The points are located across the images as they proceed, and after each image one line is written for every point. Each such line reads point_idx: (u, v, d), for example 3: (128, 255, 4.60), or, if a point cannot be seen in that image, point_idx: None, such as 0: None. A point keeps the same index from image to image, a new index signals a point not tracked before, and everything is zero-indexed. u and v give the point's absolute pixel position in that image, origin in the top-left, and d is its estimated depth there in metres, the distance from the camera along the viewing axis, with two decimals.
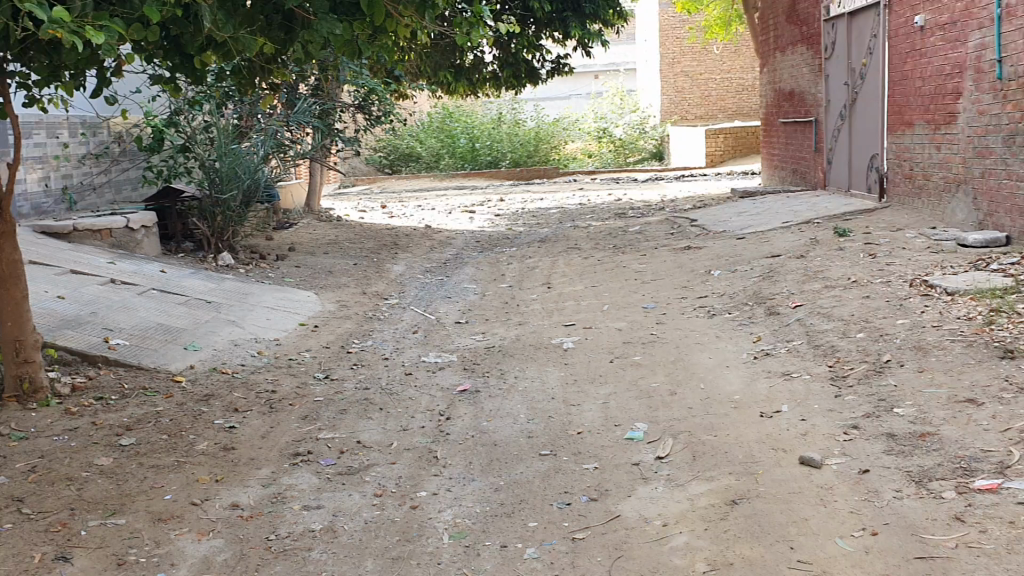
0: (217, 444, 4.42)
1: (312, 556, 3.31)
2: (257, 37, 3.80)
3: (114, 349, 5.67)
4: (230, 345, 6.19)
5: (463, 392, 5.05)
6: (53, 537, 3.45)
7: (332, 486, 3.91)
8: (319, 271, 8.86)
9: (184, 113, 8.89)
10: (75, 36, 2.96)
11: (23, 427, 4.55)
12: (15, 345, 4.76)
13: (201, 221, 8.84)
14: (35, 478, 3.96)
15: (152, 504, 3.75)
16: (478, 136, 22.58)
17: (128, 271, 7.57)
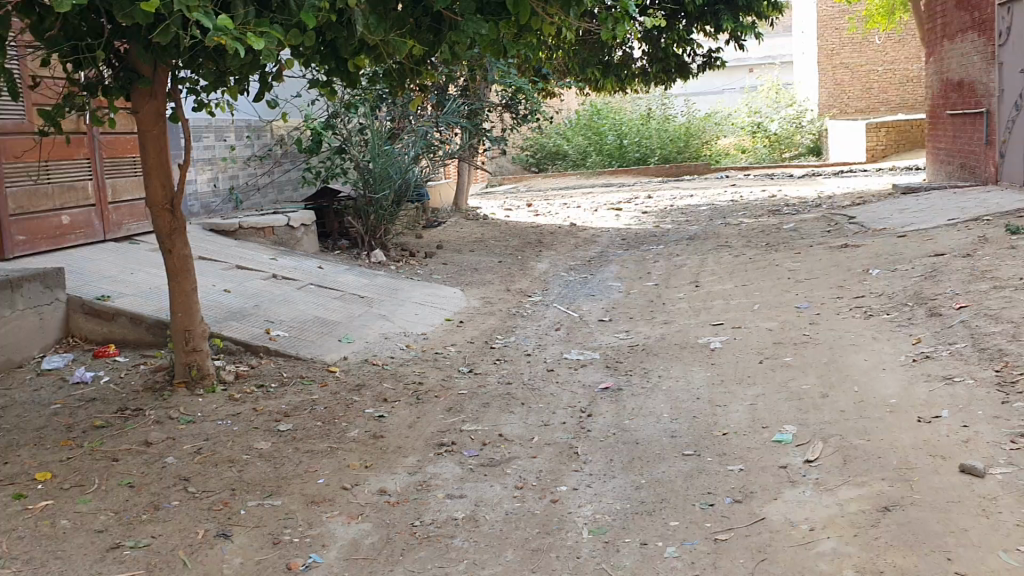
0: (367, 432, 4.59)
1: (454, 544, 3.38)
2: (408, 39, 3.90)
3: (275, 340, 5.97)
4: (381, 338, 6.41)
5: (605, 391, 5.04)
6: (215, 515, 3.67)
7: (474, 477, 3.99)
8: (466, 269, 9.03)
9: (340, 116, 9.23)
10: (238, 43, 3.12)
11: (191, 411, 4.86)
12: (185, 334, 5.09)
13: (356, 220, 9.22)
14: (201, 459, 4.22)
15: (306, 486, 3.93)
16: (626, 133, 22.41)
17: (288, 266, 7.94)
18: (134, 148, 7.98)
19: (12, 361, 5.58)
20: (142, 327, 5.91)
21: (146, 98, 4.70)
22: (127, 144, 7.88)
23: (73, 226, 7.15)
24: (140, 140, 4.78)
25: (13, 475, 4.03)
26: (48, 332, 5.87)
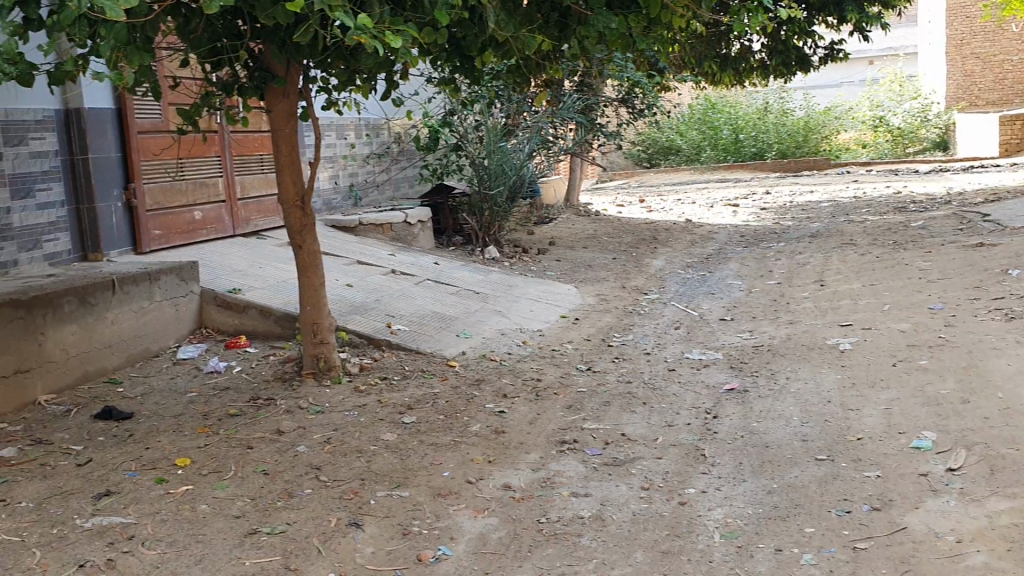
0: (489, 427, 4.60)
1: (583, 543, 3.36)
2: (537, 34, 3.88)
3: (396, 334, 6.07)
4: (498, 334, 6.43)
5: (730, 391, 4.94)
6: (346, 504, 3.74)
7: (599, 475, 3.95)
8: (580, 266, 8.99)
9: (457, 113, 9.28)
10: (376, 41, 3.17)
11: (319, 401, 4.99)
12: (313, 326, 5.22)
13: (471, 216, 9.32)
14: (330, 449, 4.32)
15: (432, 479, 3.97)
16: (742, 127, 21.87)
17: (405, 262, 8.05)
18: (261, 146, 8.24)
19: (151, 350, 5.84)
20: (271, 320, 6.10)
21: (279, 97, 4.85)
22: (255, 143, 8.14)
23: (205, 222, 7.43)
24: (273, 138, 4.94)
25: (155, 459, 4.21)
26: (184, 322, 6.12)
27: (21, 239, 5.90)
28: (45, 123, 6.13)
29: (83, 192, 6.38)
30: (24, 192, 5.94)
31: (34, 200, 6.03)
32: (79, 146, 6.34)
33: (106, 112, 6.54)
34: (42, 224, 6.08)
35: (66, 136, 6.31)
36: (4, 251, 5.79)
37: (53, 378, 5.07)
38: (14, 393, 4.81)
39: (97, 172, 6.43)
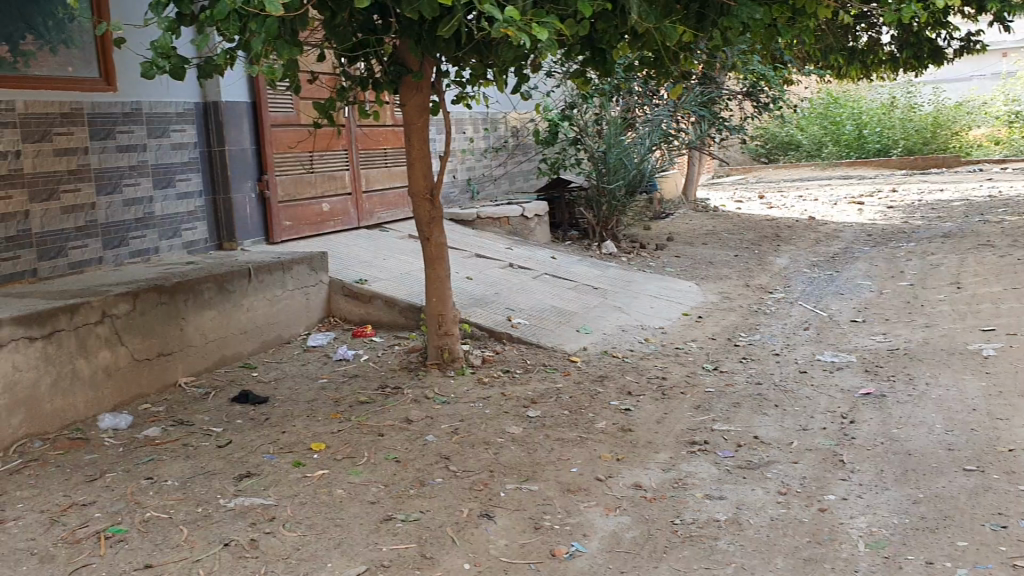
0: (615, 425, 4.55)
1: (719, 546, 3.29)
2: (679, 25, 3.80)
3: (517, 327, 6.08)
4: (619, 330, 6.38)
5: (866, 396, 4.77)
6: (476, 495, 3.76)
7: (733, 478, 3.86)
8: (700, 262, 8.84)
9: (577, 107, 9.21)
10: (523, 33, 3.17)
11: (445, 392, 5.03)
12: (438, 318, 5.27)
13: (589, 210, 9.29)
14: (458, 440, 4.35)
15: (561, 474, 3.95)
16: (867, 123, 21.28)
17: (523, 256, 8.07)
18: (386, 140, 8.36)
19: (282, 337, 6.02)
20: (396, 310, 6.23)
21: (413, 90, 4.91)
22: (380, 137, 8.26)
23: (332, 213, 7.61)
24: (406, 132, 5.01)
25: (291, 443, 4.36)
26: (313, 311, 6.32)
27: (162, 227, 6.17)
28: (186, 115, 6.38)
29: (219, 183, 6.62)
30: (165, 182, 6.19)
31: (175, 189, 6.28)
32: (217, 138, 6.56)
33: (242, 106, 6.75)
34: (181, 213, 6.34)
35: (205, 128, 6.55)
36: (146, 238, 6.06)
37: (192, 361, 5.28)
38: (157, 374, 5.02)
39: (233, 164, 6.65)
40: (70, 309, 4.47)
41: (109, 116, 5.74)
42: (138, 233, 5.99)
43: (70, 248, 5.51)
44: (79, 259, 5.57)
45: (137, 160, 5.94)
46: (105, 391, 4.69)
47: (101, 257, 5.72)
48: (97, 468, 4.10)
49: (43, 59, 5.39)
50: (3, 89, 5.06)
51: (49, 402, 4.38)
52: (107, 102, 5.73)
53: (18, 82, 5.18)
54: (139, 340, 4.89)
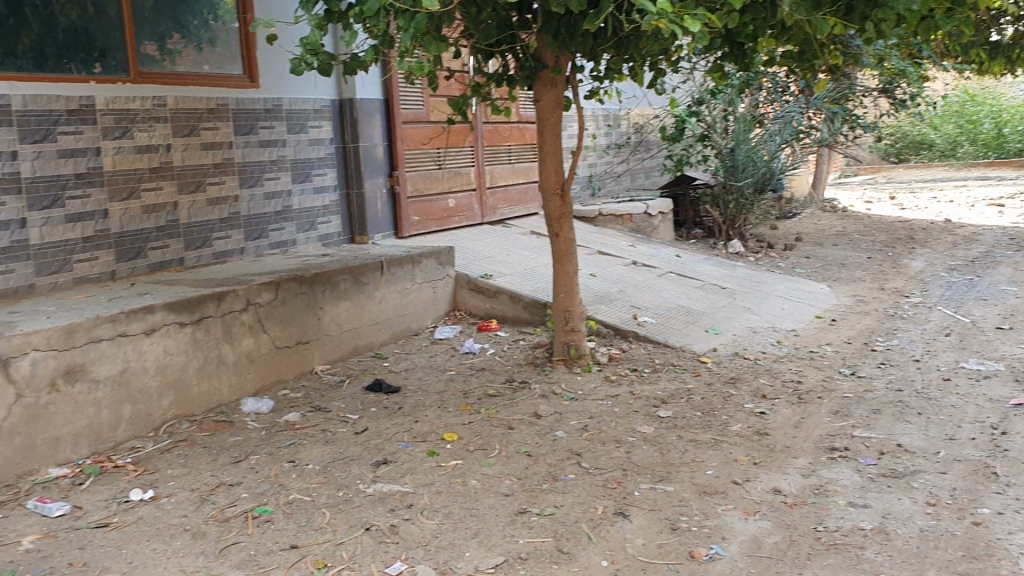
0: (751, 428, 4.45)
1: (866, 555, 3.18)
2: (830, 17, 3.70)
3: (644, 326, 6.02)
4: (750, 331, 6.25)
5: (1018, 406, 4.54)
6: (610, 493, 3.74)
7: (877, 487, 3.73)
8: (831, 264, 8.59)
9: (705, 103, 9.06)
10: (674, 26, 3.14)
11: (573, 388, 5.02)
12: (565, 314, 5.26)
13: (715, 208, 9.14)
14: (589, 437, 4.34)
15: (696, 476, 3.89)
16: (1007, 122, 20.25)
17: (648, 253, 7.99)
18: (511, 136, 8.41)
19: (411, 329, 6.14)
20: (520, 306, 6.24)
21: (548, 86, 4.92)
22: (505, 133, 8.31)
23: (458, 209, 7.70)
24: (538, 127, 5.02)
25: (425, 433, 4.43)
26: (440, 305, 6.42)
27: (298, 220, 6.37)
28: (322, 112, 6.55)
29: (353, 178, 6.79)
30: (303, 176, 6.39)
31: (311, 184, 6.48)
32: (351, 134, 6.73)
33: (375, 103, 6.91)
34: (317, 207, 6.53)
35: (340, 124, 6.73)
36: (284, 231, 6.27)
37: (328, 350, 5.43)
38: (296, 361, 5.19)
39: (365, 159, 6.80)
40: (217, 297, 4.65)
41: (252, 112, 5.94)
42: (277, 226, 6.20)
43: (214, 238, 5.74)
44: (222, 249, 5.80)
45: (277, 155, 6.14)
46: (247, 375, 4.87)
47: (242, 247, 5.94)
48: (241, 450, 4.26)
49: (191, 58, 5.62)
50: (156, 86, 5.31)
51: (197, 385, 4.58)
52: (250, 98, 5.93)
53: (170, 80, 5.41)
54: (279, 329, 5.05)
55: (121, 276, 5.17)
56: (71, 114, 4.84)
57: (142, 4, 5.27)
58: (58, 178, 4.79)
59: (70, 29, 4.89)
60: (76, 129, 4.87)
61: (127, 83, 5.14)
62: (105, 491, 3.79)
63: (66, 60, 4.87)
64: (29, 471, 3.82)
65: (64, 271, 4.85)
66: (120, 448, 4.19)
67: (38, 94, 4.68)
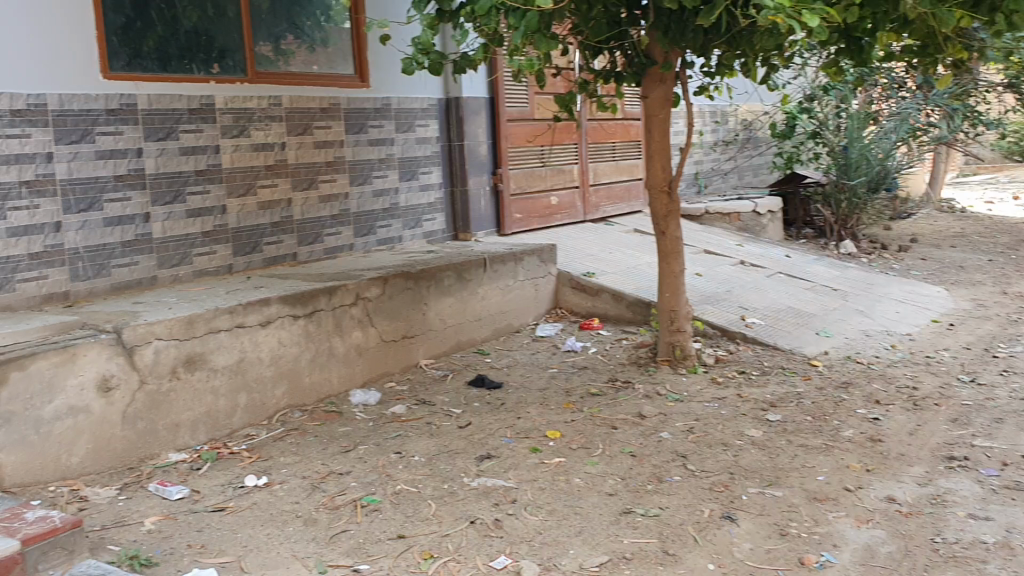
0: (863, 434, 4.32)
1: (989, 570, 3.05)
2: (957, 9, 3.56)
3: (752, 327, 5.91)
4: (862, 335, 6.06)
5: None
6: (717, 496, 3.69)
7: (1000, 499, 3.57)
8: (949, 266, 8.27)
9: (818, 99, 8.83)
10: (792, 20, 3.10)
11: (678, 389, 4.97)
12: (671, 314, 5.21)
13: (826, 208, 8.91)
14: (695, 439, 4.29)
15: (806, 481, 3.80)
16: None
17: (755, 253, 7.84)
18: (615, 133, 8.36)
19: (513, 325, 6.18)
20: (624, 305, 6.20)
21: (655, 83, 4.89)
22: (610, 130, 8.28)
23: (561, 207, 7.71)
24: (646, 124, 4.98)
25: (528, 429, 4.46)
26: (542, 302, 6.44)
27: (404, 217, 6.48)
28: (430, 110, 6.65)
29: (457, 175, 6.86)
30: (409, 174, 6.49)
31: (417, 181, 6.58)
32: (457, 132, 6.81)
33: (481, 101, 6.97)
34: (422, 204, 6.64)
35: (446, 122, 6.81)
36: (391, 227, 6.39)
37: (432, 345, 5.51)
38: (401, 355, 5.28)
39: (471, 157, 6.87)
40: (329, 290, 4.77)
41: (362, 111, 6.07)
42: (384, 223, 6.32)
43: (325, 234, 5.89)
44: (332, 245, 5.94)
45: (385, 152, 6.26)
46: (355, 368, 4.98)
47: (351, 243, 6.07)
48: (350, 440, 4.36)
49: (305, 58, 5.78)
50: (272, 86, 5.48)
51: (308, 376, 4.71)
52: (361, 97, 6.06)
53: (285, 80, 5.57)
54: (386, 323, 5.15)
55: (238, 269, 5.35)
56: (193, 113, 5.04)
57: (260, 7, 5.45)
58: (180, 175, 5.00)
59: (192, 31, 5.08)
60: (197, 128, 5.06)
61: (244, 83, 5.32)
62: (221, 476, 3.93)
63: (188, 61, 5.07)
64: (150, 455, 4.00)
65: (184, 264, 5.05)
66: (235, 435, 4.35)
67: (162, 94, 4.88)
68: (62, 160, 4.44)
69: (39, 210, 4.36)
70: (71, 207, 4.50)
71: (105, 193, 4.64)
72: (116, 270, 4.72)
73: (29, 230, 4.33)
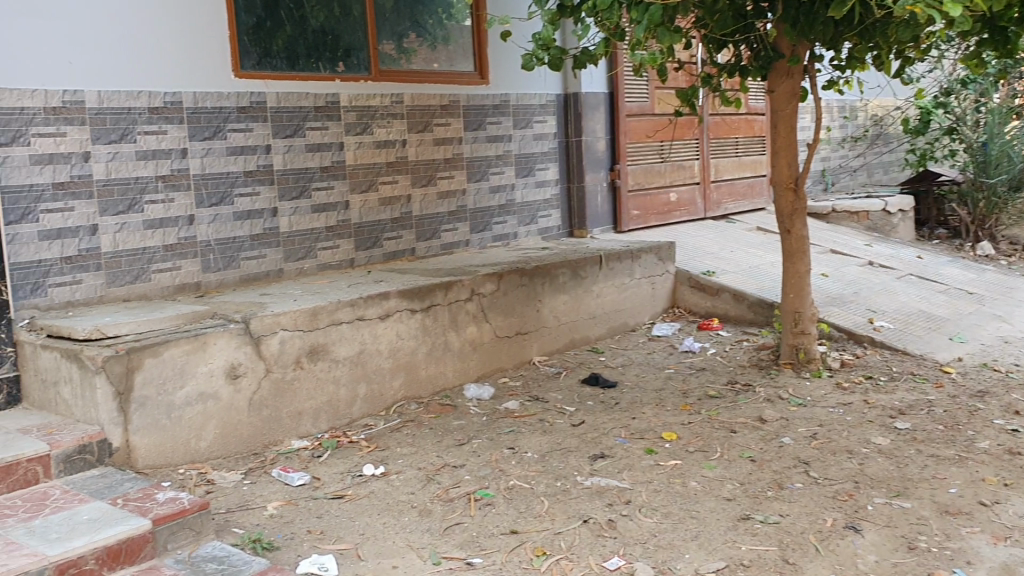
0: (1001, 446, 4.09)
1: None
2: None
3: (881, 331, 5.66)
4: (1001, 341, 5.74)
5: None
6: (841, 505, 3.55)
7: None
8: None
9: (956, 93, 8.41)
10: (932, 10, 2.93)
11: (801, 394, 4.81)
12: (795, 316, 5.04)
13: (962, 207, 8.48)
14: (818, 445, 4.14)
15: (937, 493, 3.61)
16: None
17: (885, 254, 7.53)
18: (739, 129, 8.16)
19: (629, 324, 6.11)
20: (745, 305, 6.05)
21: (783, 77, 4.73)
22: (734, 125, 8.08)
23: (680, 203, 7.59)
24: (773, 119, 4.84)
25: (643, 430, 4.39)
26: (659, 301, 6.35)
27: (521, 213, 6.49)
28: (548, 106, 6.64)
29: (574, 172, 6.83)
30: (526, 170, 6.50)
31: (534, 177, 6.58)
32: (575, 129, 6.78)
33: (600, 96, 6.91)
34: (539, 200, 6.63)
35: (564, 118, 6.79)
36: (508, 224, 6.41)
37: (547, 342, 5.50)
38: (516, 351, 5.29)
39: (588, 153, 6.83)
40: (445, 286, 4.82)
41: (481, 108, 6.11)
42: (501, 219, 6.35)
43: (443, 230, 5.95)
44: (450, 240, 6.00)
45: (503, 149, 6.29)
46: (471, 362, 5.02)
47: (468, 239, 6.12)
48: (464, 433, 4.39)
49: (426, 55, 5.84)
50: (395, 84, 5.56)
51: (424, 369, 4.77)
52: (480, 94, 6.10)
53: (406, 77, 5.65)
54: (502, 319, 5.17)
55: (359, 264, 5.47)
56: (318, 110, 5.16)
57: (384, 6, 5.53)
58: (306, 171, 5.13)
59: (319, 30, 5.19)
60: (322, 126, 5.19)
61: (368, 81, 5.42)
62: (340, 464, 4.02)
63: (315, 59, 5.19)
64: (274, 442, 4.12)
65: (309, 258, 5.19)
66: (355, 425, 4.44)
67: (289, 92, 5.02)
68: (196, 156, 4.63)
69: (174, 203, 4.55)
70: (203, 201, 4.68)
71: (235, 188, 4.81)
72: (245, 262, 4.89)
73: (164, 222, 4.52)
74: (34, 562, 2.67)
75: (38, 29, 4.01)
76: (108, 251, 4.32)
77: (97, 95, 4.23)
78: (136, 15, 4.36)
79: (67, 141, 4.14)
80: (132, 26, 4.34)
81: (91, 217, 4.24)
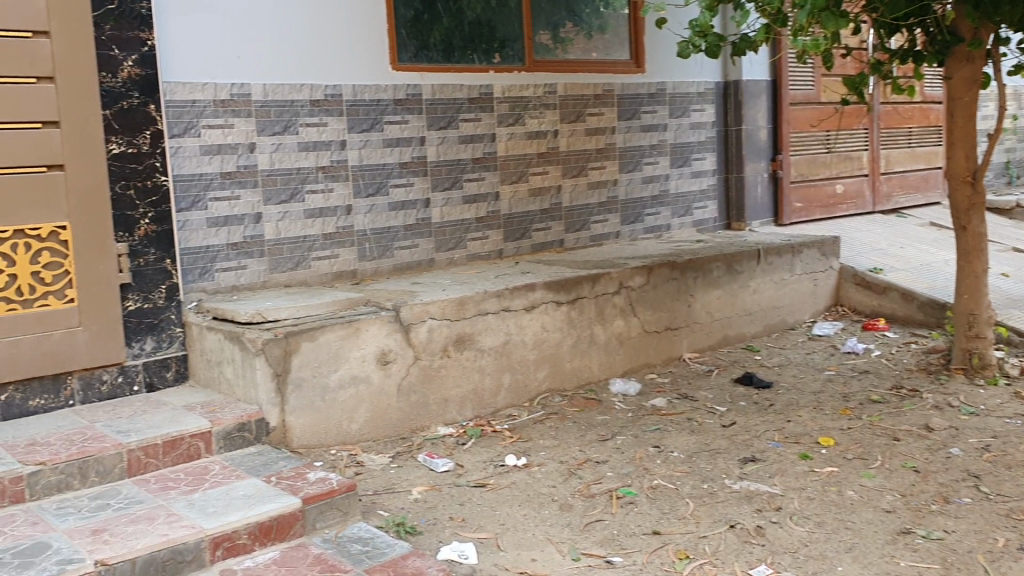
0: None
1: None
2: None
3: None
4: None
5: None
6: (1015, 524, 3.27)
7: None
8: None
9: None
10: None
11: (973, 402, 4.48)
12: (969, 318, 4.70)
13: None
14: (991, 459, 3.84)
15: None
16: None
17: None
18: (912, 117, 7.69)
19: (786, 322, 5.87)
20: (914, 305, 5.70)
21: (961, 62, 4.44)
22: (907, 114, 7.63)
23: (846, 196, 7.22)
24: (949, 107, 4.53)
25: (797, 434, 4.20)
26: (820, 299, 6.07)
27: (674, 205, 6.34)
28: (706, 94, 6.46)
29: (733, 162, 6.62)
30: (682, 160, 6.35)
31: (690, 168, 6.42)
32: (734, 118, 6.56)
33: (763, 84, 6.67)
34: (694, 191, 6.47)
35: (723, 107, 6.59)
36: (660, 215, 6.28)
37: (698, 338, 5.36)
38: (665, 346, 5.18)
39: (748, 143, 6.59)
40: (593, 278, 4.77)
41: (636, 97, 6.00)
42: (653, 211, 6.22)
43: (593, 222, 5.89)
44: (601, 232, 5.94)
45: (658, 139, 6.16)
46: (617, 357, 4.94)
47: (619, 231, 6.03)
48: (609, 429, 4.33)
49: (581, 44, 5.79)
50: (549, 74, 5.55)
51: (570, 361, 4.73)
52: (636, 83, 5.99)
53: (560, 67, 5.63)
54: (650, 313, 5.07)
55: (508, 255, 5.48)
56: (472, 102, 5.21)
57: None
58: (458, 162, 5.19)
59: (474, 22, 5.23)
60: (476, 117, 5.23)
61: (522, 72, 5.43)
62: (484, 453, 4.04)
63: (471, 51, 5.23)
64: (421, 427, 4.19)
65: (459, 248, 5.25)
66: (499, 414, 4.46)
67: (444, 84, 5.08)
68: (354, 147, 4.76)
69: (332, 193, 4.70)
70: (361, 191, 4.81)
71: (390, 179, 4.91)
72: (399, 251, 4.99)
73: (323, 212, 4.67)
74: (192, 533, 2.82)
75: (209, 24, 4.21)
76: (270, 238, 4.50)
77: (262, 88, 4.41)
78: (301, 10, 4.51)
79: (235, 132, 4.33)
80: (295, 20, 4.50)
81: (255, 205, 4.43)
